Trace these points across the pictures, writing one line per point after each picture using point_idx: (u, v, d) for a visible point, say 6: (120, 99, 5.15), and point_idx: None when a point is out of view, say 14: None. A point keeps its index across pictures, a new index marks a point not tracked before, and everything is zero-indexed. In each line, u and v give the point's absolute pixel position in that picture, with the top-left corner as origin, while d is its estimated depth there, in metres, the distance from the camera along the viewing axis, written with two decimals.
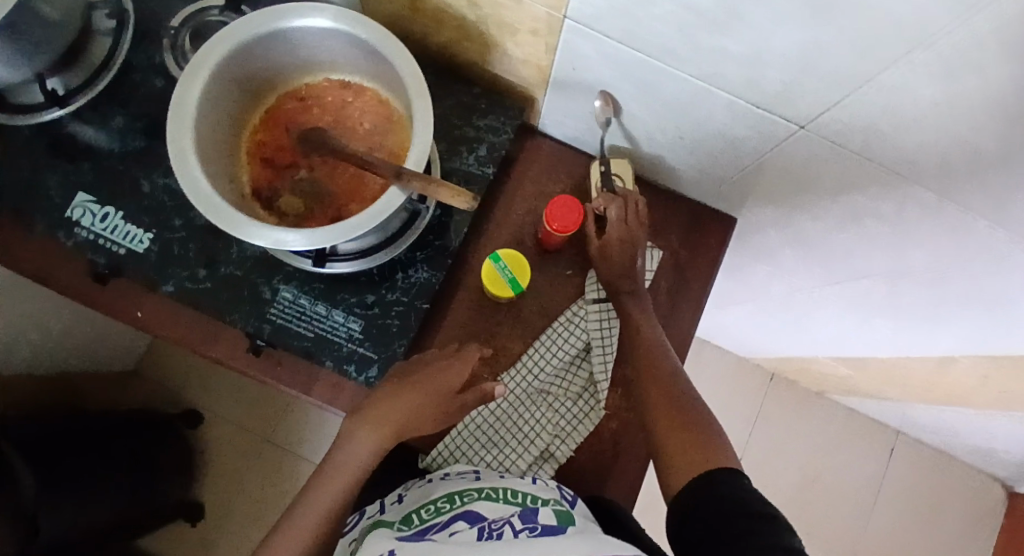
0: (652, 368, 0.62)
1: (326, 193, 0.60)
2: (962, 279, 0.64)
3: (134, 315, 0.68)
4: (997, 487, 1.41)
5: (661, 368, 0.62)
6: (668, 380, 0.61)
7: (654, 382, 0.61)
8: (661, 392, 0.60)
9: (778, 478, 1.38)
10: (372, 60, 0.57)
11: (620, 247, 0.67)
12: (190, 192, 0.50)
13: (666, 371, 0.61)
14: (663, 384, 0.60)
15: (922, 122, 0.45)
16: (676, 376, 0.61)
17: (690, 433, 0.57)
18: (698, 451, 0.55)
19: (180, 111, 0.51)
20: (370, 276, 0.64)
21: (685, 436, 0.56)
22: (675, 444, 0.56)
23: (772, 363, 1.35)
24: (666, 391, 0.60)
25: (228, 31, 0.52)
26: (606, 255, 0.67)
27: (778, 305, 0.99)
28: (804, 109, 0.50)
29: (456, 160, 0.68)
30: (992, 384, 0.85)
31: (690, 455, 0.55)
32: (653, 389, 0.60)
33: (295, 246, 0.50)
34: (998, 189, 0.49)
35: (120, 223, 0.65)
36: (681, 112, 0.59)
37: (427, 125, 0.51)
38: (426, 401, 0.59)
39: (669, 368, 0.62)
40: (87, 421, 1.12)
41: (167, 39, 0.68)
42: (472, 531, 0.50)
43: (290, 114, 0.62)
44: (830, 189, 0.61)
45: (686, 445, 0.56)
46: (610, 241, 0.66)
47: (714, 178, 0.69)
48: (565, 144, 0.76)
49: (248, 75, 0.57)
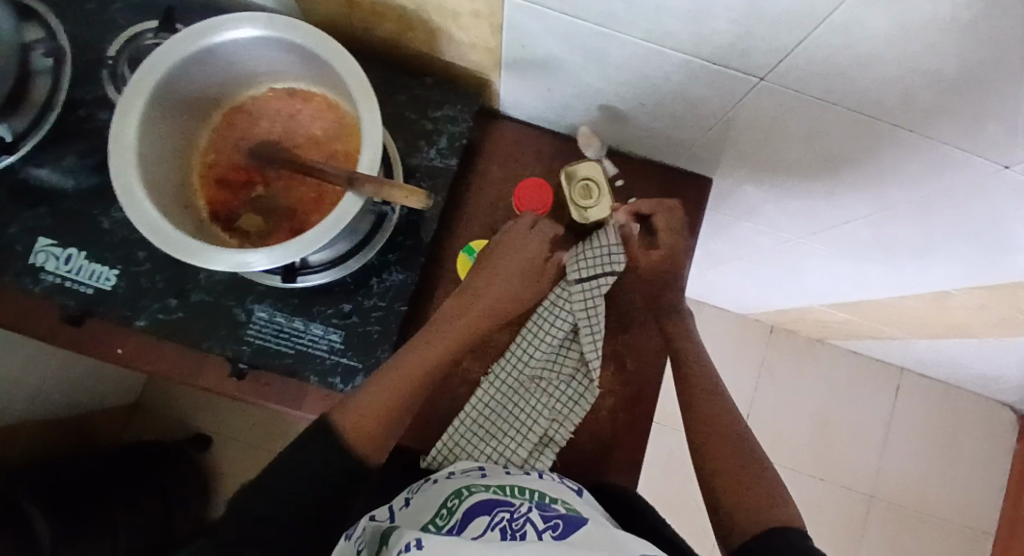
0: (703, 407, 0.64)
1: (286, 207, 0.58)
2: (943, 213, 0.63)
3: (117, 352, 0.68)
4: (1007, 411, 1.41)
5: (711, 407, 0.63)
6: (718, 418, 0.63)
7: (704, 421, 0.63)
8: (713, 432, 0.62)
9: (789, 428, 1.39)
10: (312, 64, 0.55)
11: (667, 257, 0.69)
12: (142, 226, 0.48)
13: (716, 408, 0.63)
14: (714, 422, 0.62)
15: (881, 58, 0.43)
16: (725, 413, 0.63)
17: (744, 476, 0.58)
18: (752, 495, 0.57)
19: (120, 142, 0.49)
20: (344, 285, 0.63)
21: (738, 480, 0.58)
22: (728, 486, 0.58)
23: (770, 316, 1.34)
24: (719, 434, 0.61)
25: (160, 53, 0.50)
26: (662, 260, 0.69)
27: (766, 258, 0.98)
28: (761, 59, 0.48)
29: (417, 155, 0.66)
30: (988, 312, 0.84)
31: (744, 500, 0.56)
32: (703, 430, 0.62)
33: (260, 267, 0.49)
34: (968, 118, 0.47)
35: (84, 263, 0.63)
36: (638, 78, 0.57)
37: (376, 125, 0.50)
38: (509, 282, 0.65)
39: (719, 407, 0.63)
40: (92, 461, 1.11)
41: (105, 70, 0.65)
42: (492, 531, 0.49)
43: (238, 130, 0.60)
44: (799, 138, 0.59)
45: (738, 487, 0.58)
46: (668, 244, 0.69)
47: (683, 142, 0.67)
48: (527, 124, 0.74)
49: (187, 96, 0.55)
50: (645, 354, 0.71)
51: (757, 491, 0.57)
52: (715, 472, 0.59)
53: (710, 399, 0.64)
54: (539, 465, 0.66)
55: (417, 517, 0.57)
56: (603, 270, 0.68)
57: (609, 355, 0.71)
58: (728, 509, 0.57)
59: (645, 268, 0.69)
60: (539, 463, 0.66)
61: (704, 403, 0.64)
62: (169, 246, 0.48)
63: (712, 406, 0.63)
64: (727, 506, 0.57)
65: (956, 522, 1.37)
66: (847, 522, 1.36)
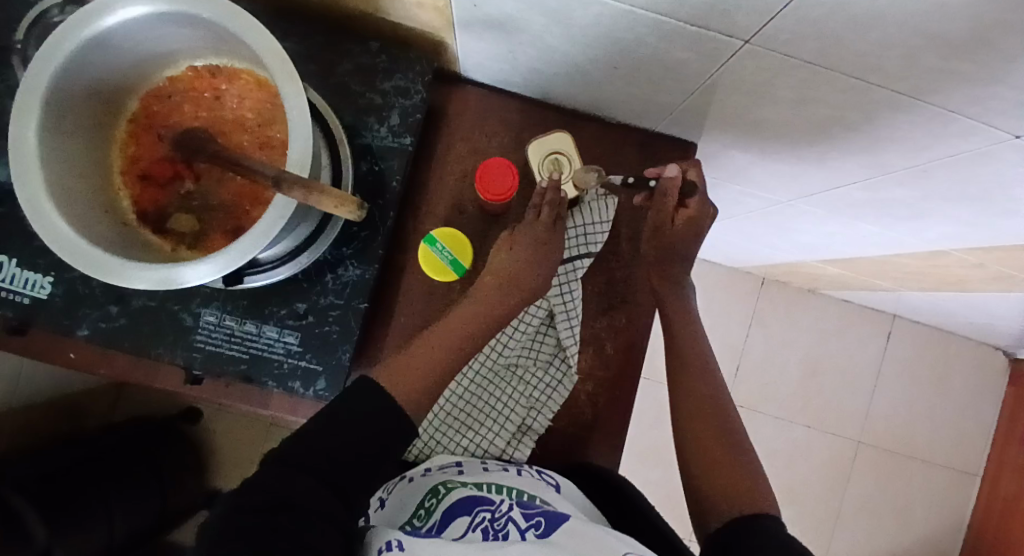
0: (699, 402, 0.59)
1: (220, 203, 0.53)
2: (947, 178, 0.57)
3: (67, 356, 0.62)
4: (999, 355, 1.40)
5: (701, 393, 0.59)
6: (708, 405, 0.59)
7: (693, 407, 0.59)
8: (700, 419, 0.58)
9: (780, 377, 1.38)
10: (230, 39, 0.49)
11: (694, 222, 0.63)
12: (51, 242, 0.43)
13: (707, 395, 0.59)
14: (704, 415, 0.58)
15: (879, 19, 0.37)
16: (715, 401, 0.59)
17: (730, 465, 0.55)
18: (738, 484, 0.53)
19: (18, 150, 0.43)
20: (297, 283, 0.58)
21: (723, 468, 0.55)
22: (712, 474, 0.55)
23: (762, 268, 1.29)
24: (707, 423, 0.57)
25: (50, 41, 0.44)
26: (689, 223, 0.63)
27: (755, 217, 0.93)
28: (743, 22, 0.42)
29: (367, 134, 0.60)
30: (988, 270, 0.80)
31: (729, 489, 0.53)
32: (692, 417, 0.58)
33: (191, 283, 0.44)
34: (979, 85, 0.41)
35: (17, 271, 0.57)
36: (606, 39, 0.50)
37: (304, 113, 0.44)
38: (514, 259, 0.60)
39: (712, 401, 0.59)
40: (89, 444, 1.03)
41: (15, 56, 0.57)
42: (473, 532, 0.47)
43: (159, 117, 0.54)
44: (790, 102, 0.53)
45: (723, 476, 0.54)
46: (700, 206, 0.63)
47: (662, 105, 0.61)
48: (491, 88, 0.67)
49: (91, 85, 0.48)
50: (625, 335, 0.67)
51: (742, 482, 0.53)
52: (700, 460, 0.56)
53: (701, 384, 0.60)
54: (517, 455, 0.63)
55: (397, 517, 0.55)
56: (579, 253, 0.64)
57: (587, 340, 0.66)
58: (711, 498, 0.54)
59: (668, 228, 0.63)
60: (517, 452, 0.63)
61: (695, 394, 0.59)
62: (87, 266, 0.43)
63: (702, 393, 0.59)
64: (709, 494, 0.54)
65: (941, 463, 1.39)
66: (835, 466, 1.37)
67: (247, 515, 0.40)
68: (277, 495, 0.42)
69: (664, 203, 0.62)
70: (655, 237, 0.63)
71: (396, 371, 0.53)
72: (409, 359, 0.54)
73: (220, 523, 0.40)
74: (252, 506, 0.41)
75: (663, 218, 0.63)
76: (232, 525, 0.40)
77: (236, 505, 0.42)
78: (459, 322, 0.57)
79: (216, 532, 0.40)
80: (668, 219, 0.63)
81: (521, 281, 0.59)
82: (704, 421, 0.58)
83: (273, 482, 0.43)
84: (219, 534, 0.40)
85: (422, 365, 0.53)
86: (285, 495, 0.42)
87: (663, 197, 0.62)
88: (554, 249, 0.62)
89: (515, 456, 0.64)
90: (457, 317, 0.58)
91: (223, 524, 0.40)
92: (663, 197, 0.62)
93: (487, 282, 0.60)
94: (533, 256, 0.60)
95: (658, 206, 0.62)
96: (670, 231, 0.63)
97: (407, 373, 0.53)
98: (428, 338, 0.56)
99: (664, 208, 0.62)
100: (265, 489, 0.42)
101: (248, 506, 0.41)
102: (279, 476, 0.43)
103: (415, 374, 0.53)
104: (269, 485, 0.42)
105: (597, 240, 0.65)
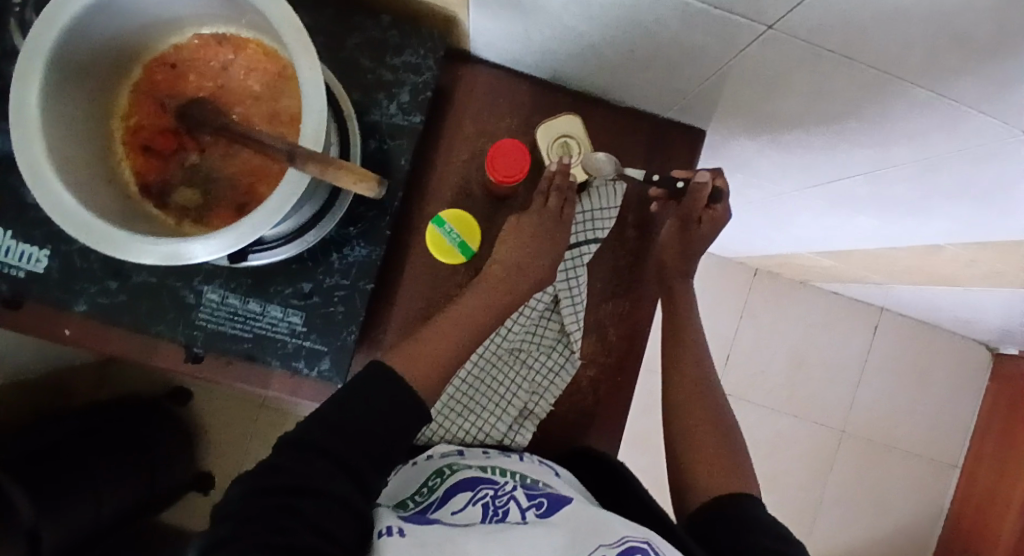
0: (685, 378, 0.62)
1: (224, 178, 0.52)
2: (953, 174, 0.58)
3: (60, 333, 0.60)
4: (983, 351, 1.43)
5: (693, 375, 0.62)
6: (697, 386, 0.61)
7: (681, 386, 0.61)
8: (689, 396, 0.61)
9: (768, 365, 1.40)
10: (240, 6, 0.47)
11: (705, 235, 0.65)
12: (52, 213, 0.42)
13: (699, 374, 0.62)
14: (693, 390, 0.61)
15: (905, 11, 0.37)
16: (703, 383, 0.61)
17: (713, 441, 0.58)
18: (720, 461, 0.56)
19: (20, 115, 0.41)
20: (302, 262, 0.57)
21: (704, 442, 0.57)
22: (695, 449, 0.57)
23: (756, 259, 1.30)
24: (692, 402, 0.60)
25: (53, 3, 0.42)
26: (714, 224, 0.65)
27: (756, 206, 0.93)
28: (767, 9, 0.41)
29: (376, 111, 0.59)
30: (982, 266, 0.82)
31: (710, 463, 0.56)
32: (682, 395, 0.61)
33: (199, 259, 0.43)
34: (997, 82, 0.41)
35: (11, 243, 0.55)
36: (625, 21, 0.49)
37: (317, 87, 0.43)
38: (524, 243, 0.60)
39: (702, 378, 0.62)
40: (73, 422, 1.00)
41: (11, 18, 0.54)
42: (475, 507, 0.48)
43: (162, 86, 0.53)
44: (806, 92, 0.52)
45: (707, 458, 0.56)
46: (722, 212, 0.65)
47: (675, 92, 0.60)
48: (501, 69, 0.66)
49: (93, 49, 0.47)
50: (629, 322, 0.67)
51: (724, 461, 0.56)
52: (685, 437, 0.58)
53: (694, 367, 0.62)
54: (519, 438, 0.63)
55: (400, 496, 0.55)
56: (586, 238, 0.64)
57: (591, 326, 0.66)
58: (694, 471, 0.56)
59: (694, 227, 0.65)
60: (520, 437, 0.63)
61: (684, 369, 0.62)
62: (92, 238, 0.42)
63: (694, 372, 0.62)
64: (691, 468, 0.56)
65: (922, 453, 1.43)
66: (820, 454, 1.40)
67: (266, 497, 0.40)
68: (294, 478, 0.41)
69: (693, 204, 0.64)
70: (679, 231, 0.65)
71: (408, 356, 0.53)
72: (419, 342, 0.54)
73: (237, 505, 0.40)
74: (270, 488, 0.41)
75: (689, 216, 0.65)
76: (250, 507, 0.40)
77: (252, 487, 0.41)
78: (468, 311, 0.57)
79: (232, 514, 0.39)
80: (696, 217, 0.65)
81: (527, 267, 0.60)
82: (693, 402, 0.60)
83: (290, 463, 0.42)
84: (236, 516, 0.39)
85: (432, 350, 0.54)
86: (303, 479, 0.42)
87: (692, 199, 0.64)
88: (561, 233, 0.62)
89: (517, 440, 0.63)
90: (466, 304, 0.58)
91: (240, 507, 0.40)
92: (693, 200, 0.64)
93: (495, 267, 0.60)
94: (540, 241, 0.61)
95: (685, 205, 0.65)
96: (695, 230, 0.65)
97: (417, 357, 0.53)
98: (439, 324, 0.56)
99: (693, 207, 0.64)
100: (283, 471, 0.42)
101: (268, 488, 0.41)
102: (296, 460, 0.43)
103: (424, 358, 0.53)
104: (288, 466, 0.42)
105: (605, 226, 0.64)
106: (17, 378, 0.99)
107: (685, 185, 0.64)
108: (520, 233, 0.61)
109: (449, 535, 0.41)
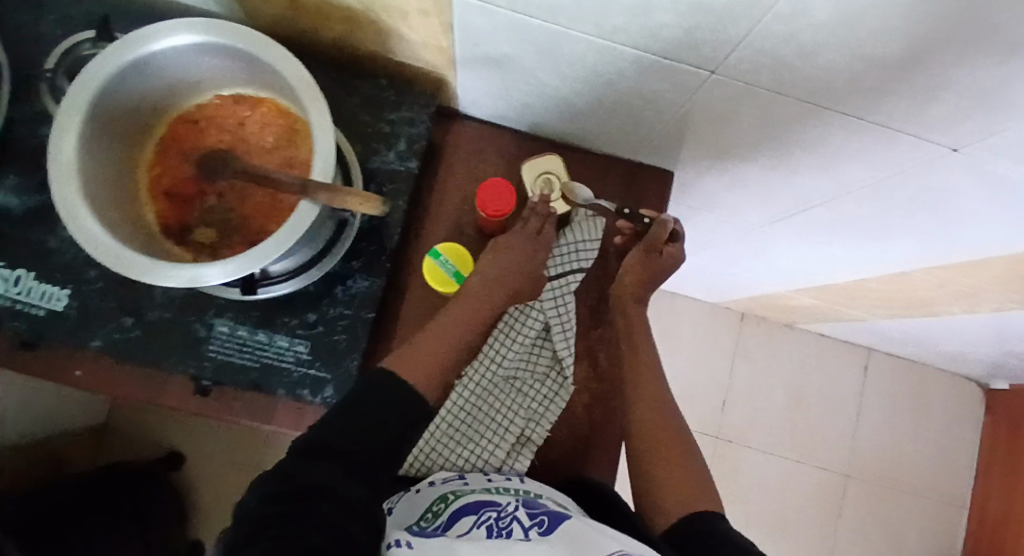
0: (645, 403, 0.64)
1: (237, 218, 0.57)
2: (903, 195, 0.64)
3: (73, 374, 0.64)
4: (974, 386, 1.45)
5: (653, 398, 0.64)
6: (657, 416, 0.64)
7: (645, 411, 0.64)
8: (653, 427, 0.63)
9: (765, 410, 1.41)
10: (256, 69, 0.55)
11: (661, 266, 0.71)
12: (84, 244, 0.47)
13: (663, 403, 0.65)
14: (651, 415, 0.63)
15: (822, 47, 0.43)
16: (661, 409, 0.64)
17: (678, 469, 0.60)
18: (687, 486, 0.58)
19: (60, 161, 0.47)
20: (308, 295, 0.62)
21: (672, 469, 0.60)
22: (661, 476, 0.59)
23: (741, 302, 1.35)
24: (658, 433, 0.62)
25: (93, 67, 0.49)
26: (672, 260, 0.72)
27: (735, 245, 0.99)
28: (710, 54, 0.48)
29: (376, 158, 0.66)
30: (953, 288, 0.86)
31: (681, 493, 0.58)
32: (643, 423, 0.63)
33: (215, 281, 0.47)
34: (916, 103, 0.48)
35: (34, 284, 0.60)
36: (591, 71, 0.56)
37: (326, 127, 0.49)
38: (507, 268, 0.66)
39: (661, 404, 0.65)
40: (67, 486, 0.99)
41: (43, 83, 0.61)
42: (478, 528, 0.49)
43: (185, 139, 0.59)
44: (758, 126, 0.59)
45: (672, 487, 0.58)
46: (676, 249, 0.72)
47: (643, 135, 0.67)
48: (487, 123, 0.73)
49: (125, 107, 0.53)
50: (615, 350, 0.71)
51: (690, 485, 0.58)
52: (651, 464, 0.61)
53: (655, 393, 0.65)
54: (518, 465, 0.64)
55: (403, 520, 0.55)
56: (570, 269, 0.70)
57: (581, 353, 0.70)
58: (662, 501, 0.58)
59: (655, 257, 0.70)
60: (517, 463, 0.64)
61: (643, 395, 0.65)
62: (118, 265, 0.47)
63: (659, 399, 0.65)
64: (658, 495, 0.58)
65: (927, 494, 1.41)
66: (824, 499, 1.39)
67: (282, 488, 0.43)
68: (308, 473, 0.44)
69: (658, 237, 0.69)
70: (644, 258, 0.70)
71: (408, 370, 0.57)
72: (412, 352, 0.58)
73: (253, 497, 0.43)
74: (284, 481, 0.44)
75: (653, 248, 0.70)
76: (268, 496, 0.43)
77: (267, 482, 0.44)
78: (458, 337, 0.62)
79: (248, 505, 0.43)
80: (659, 249, 0.70)
81: (507, 282, 0.66)
82: (655, 429, 0.63)
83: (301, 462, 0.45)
84: (254, 504, 0.42)
85: (425, 361, 0.58)
86: (314, 475, 0.45)
87: (657, 233, 0.69)
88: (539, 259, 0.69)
89: (515, 466, 0.64)
90: (451, 319, 0.62)
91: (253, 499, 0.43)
92: (658, 235, 0.69)
93: (472, 281, 0.65)
94: (521, 267, 0.67)
95: (649, 240, 0.70)
96: (656, 261, 0.71)
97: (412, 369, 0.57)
98: (430, 338, 0.60)
99: (656, 242, 0.70)
100: (296, 468, 0.45)
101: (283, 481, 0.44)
102: (307, 460, 0.46)
103: (422, 372, 0.57)
104: (299, 464, 0.45)
105: (588, 257, 0.71)
106: (16, 441, 1.00)
107: (650, 223, 0.70)
108: (505, 259, 0.67)
109: (451, 545, 0.42)
